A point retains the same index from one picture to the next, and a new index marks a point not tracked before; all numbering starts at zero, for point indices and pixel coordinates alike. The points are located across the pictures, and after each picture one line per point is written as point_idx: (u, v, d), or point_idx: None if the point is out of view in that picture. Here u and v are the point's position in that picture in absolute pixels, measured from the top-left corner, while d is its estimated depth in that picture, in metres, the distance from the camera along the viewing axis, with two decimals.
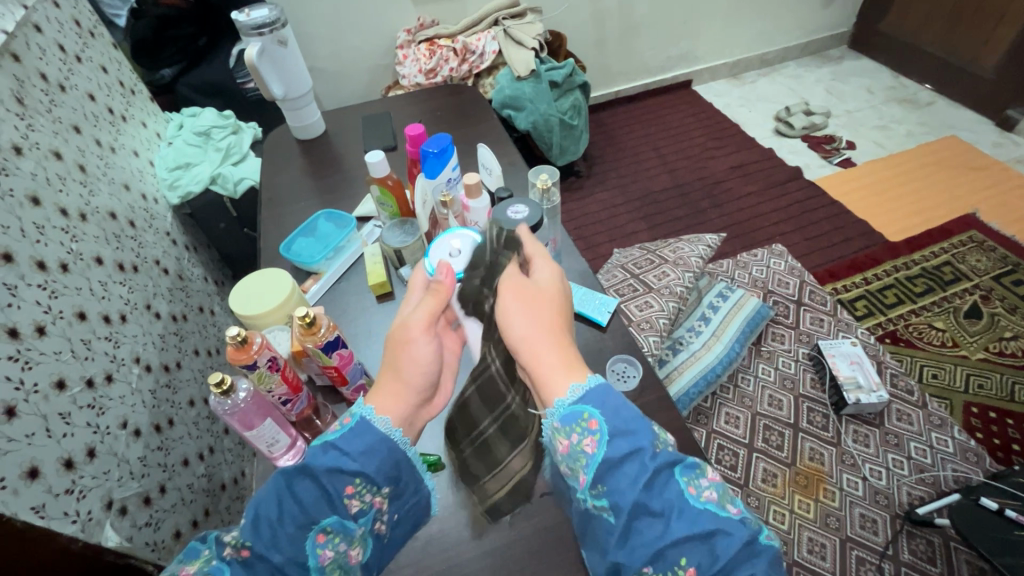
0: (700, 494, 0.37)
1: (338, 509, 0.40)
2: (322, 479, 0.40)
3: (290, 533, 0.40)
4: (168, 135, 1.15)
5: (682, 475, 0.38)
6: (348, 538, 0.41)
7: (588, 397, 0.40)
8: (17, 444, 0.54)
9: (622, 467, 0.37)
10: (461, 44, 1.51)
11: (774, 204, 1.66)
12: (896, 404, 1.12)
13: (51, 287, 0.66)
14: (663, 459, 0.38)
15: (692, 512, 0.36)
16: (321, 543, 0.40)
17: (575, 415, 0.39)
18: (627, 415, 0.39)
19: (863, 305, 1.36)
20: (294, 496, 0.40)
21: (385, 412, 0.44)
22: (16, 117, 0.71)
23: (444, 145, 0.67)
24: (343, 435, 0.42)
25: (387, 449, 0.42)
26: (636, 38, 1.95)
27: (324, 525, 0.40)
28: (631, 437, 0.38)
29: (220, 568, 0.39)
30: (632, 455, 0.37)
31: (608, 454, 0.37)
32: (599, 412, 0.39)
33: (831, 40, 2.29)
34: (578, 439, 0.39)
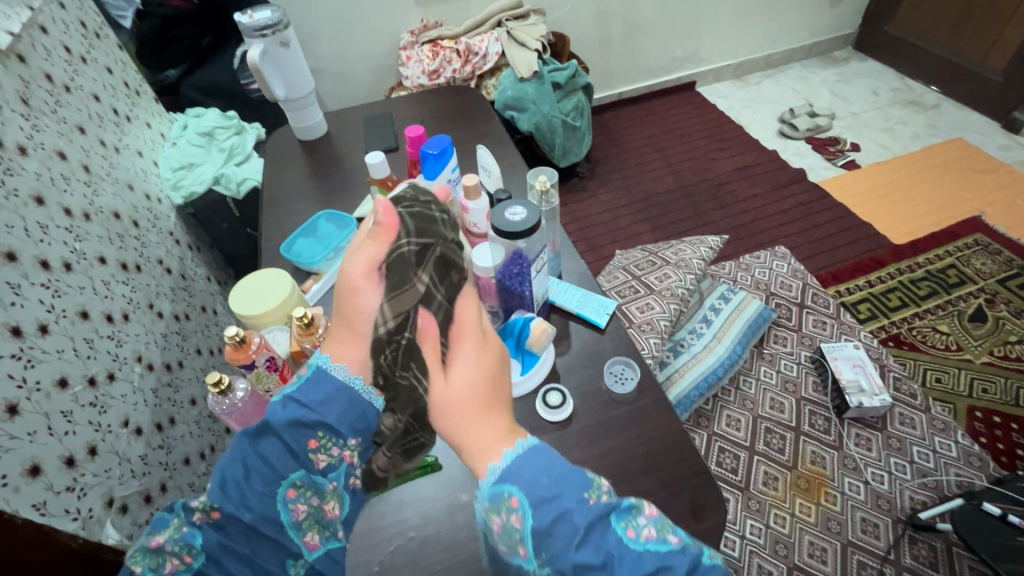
0: (639, 534, 0.35)
1: (305, 463, 0.42)
2: (283, 436, 0.41)
3: (258, 490, 0.42)
4: (172, 135, 1.16)
5: (618, 521, 0.36)
6: (319, 492, 0.44)
7: (509, 472, 0.35)
8: (18, 441, 0.54)
9: (552, 535, 0.33)
10: (464, 45, 1.51)
11: (777, 206, 1.65)
12: (899, 408, 1.11)
13: (54, 286, 0.66)
14: (595, 509, 0.34)
15: (633, 557, 0.34)
16: (293, 499, 0.43)
17: (498, 493, 0.35)
18: (552, 476, 0.35)
19: (866, 308, 1.35)
20: (258, 453, 0.41)
21: (342, 359, 0.43)
22: (22, 117, 0.71)
23: (444, 146, 0.68)
24: (301, 387, 0.42)
25: (347, 398, 0.42)
26: (640, 39, 1.95)
27: (293, 480, 0.43)
28: (556, 499, 0.34)
29: (192, 533, 0.42)
30: (559, 521, 0.34)
31: (536, 525, 0.34)
32: (517, 485, 0.35)
33: (836, 41, 2.28)
34: (504, 518, 0.35)
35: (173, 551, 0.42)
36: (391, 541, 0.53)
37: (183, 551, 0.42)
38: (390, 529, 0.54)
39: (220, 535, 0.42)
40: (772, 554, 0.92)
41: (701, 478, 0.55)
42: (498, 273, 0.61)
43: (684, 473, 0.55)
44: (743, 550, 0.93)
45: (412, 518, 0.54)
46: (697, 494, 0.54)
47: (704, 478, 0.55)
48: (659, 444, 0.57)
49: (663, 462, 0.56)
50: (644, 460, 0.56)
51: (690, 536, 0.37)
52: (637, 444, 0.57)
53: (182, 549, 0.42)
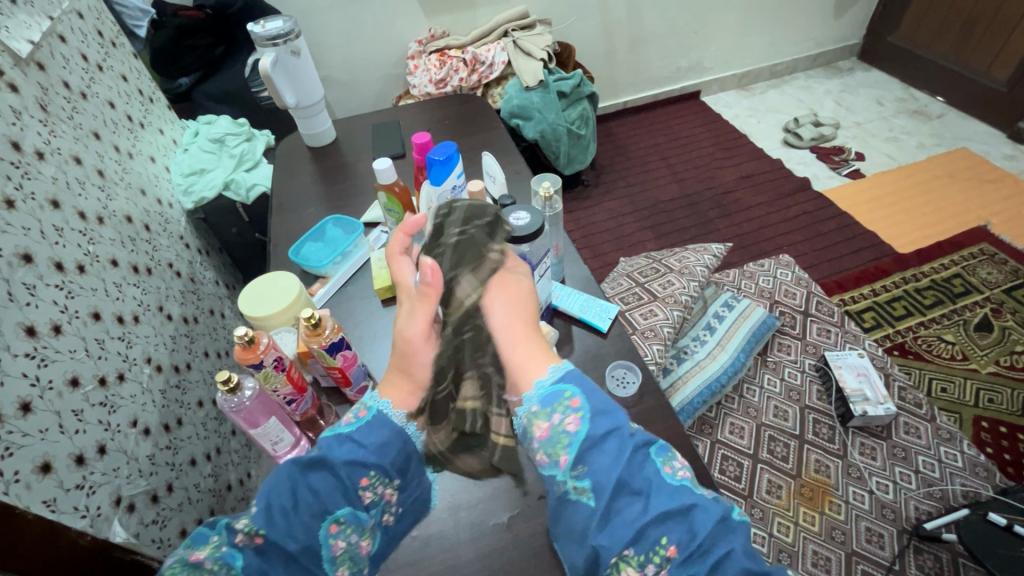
0: (675, 472, 0.44)
1: (353, 499, 0.45)
2: (340, 471, 0.45)
3: (305, 521, 0.43)
4: (184, 142, 1.18)
5: (658, 456, 0.44)
6: (359, 528, 0.46)
7: (566, 379, 0.47)
8: (30, 439, 0.55)
9: (602, 444, 0.43)
10: (471, 54, 1.54)
11: (782, 214, 1.66)
12: (904, 417, 1.10)
13: (68, 288, 0.68)
14: (640, 438, 0.44)
15: (670, 488, 0.42)
16: (334, 534, 0.44)
17: (560, 392, 0.46)
18: (603, 400, 0.46)
19: (870, 317, 1.35)
20: (310, 485, 0.45)
21: (399, 407, 0.51)
22: (40, 123, 0.73)
23: (450, 152, 0.68)
24: (362, 430, 0.48)
25: (398, 444, 0.49)
26: (646, 49, 1.97)
27: (337, 515, 0.45)
28: (609, 417, 0.45)
29: (233, 554, 0.41)
30: (612, 433, 0.44)
31: (589, 431, 0.44)
32: (580, 391, 0.46)
33: (840, 52, 2.29)
34: (562, 418, 0.45)
35: (211, 568, 0.41)
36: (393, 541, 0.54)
37: (223, 570, 0.41)
38: None
39: (259, 561, 0.42)
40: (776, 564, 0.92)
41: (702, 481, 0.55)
42: None
43: None
44: None
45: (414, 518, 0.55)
46: None
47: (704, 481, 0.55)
48: None
49: None
50: None
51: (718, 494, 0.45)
52: None
53: (222, 567, 0.41)
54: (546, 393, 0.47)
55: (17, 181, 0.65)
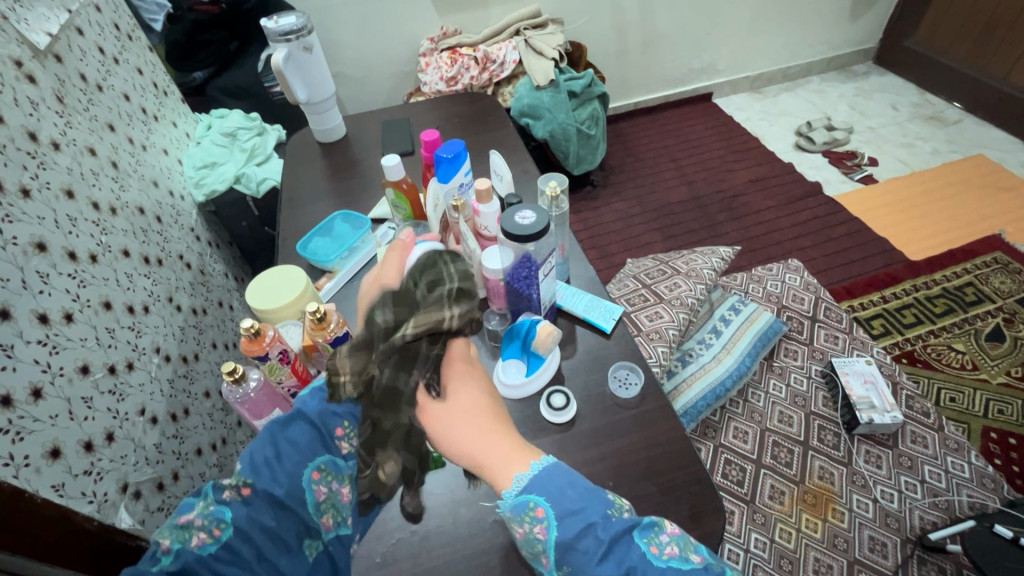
0: (662, 551, 0.39)
1: (331, 447, 0.49)
2: (315, 421, 0.49)
3: (289, 469, 0.47)
4: (197, 135, 1.19)
5: (641, 537, 0.39)
6: (338, 477, 0.50)
7: (532, 484, 0.39)
8: (41, 424, 0.56)
9: (577, 544, 0.38)
10: (482, 52, 1.54)
11: (792, 219, 1.65)
12: (910, 426, 1.09)
13: (80, 277, 0.69)
14: (618, 525, 0.39)
15: (655, 572, 0.37)
16: (316, 480, 0.48)
17: (523, 504, 0.39)
18: (574, 495, 0.39)
19: (879, 324, 1.34)
20: (289, 438, 0.48)
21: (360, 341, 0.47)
22: (56, 115, 0.74)
23: (458, 150, 0.68)
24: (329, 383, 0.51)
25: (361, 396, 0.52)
26: (658, 50, 1.96)
27: (319, 463, 0.48)
28: (581, 513, 0.39)
29: (222, 509, 0.43)
30: (585, 532, 0.38)
31: (560, 535, 0.38)
32: (545, 498, 0.39)
33: (855, 55, 2.26)
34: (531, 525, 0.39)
35: (203, 524, 0.42)
36: (393, 535, 0.54)
37: (213, 526, 0.42)
38: (391, 524, 0.54)
39: (248, 511, 0.44)
40: (776, 569, 0.91)
41: (703, 486, 0.55)
42: (507, 275, 0.62)
43: (684, 481, 0.55)
44: (747, 564, 0.92)
45: (414, 513, 0.55)
46: (697, 502, 0.54)
47: (704, 486, 0.55)
48: (661, 451, 0.58)
49: (664, 469, 0.56)
50: (646, 465, 0.56)
51: (712, 557, 0.40)
52: (639, 450, 0.58)
53: (212, 523, 0.42)
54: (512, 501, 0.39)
55: (32, 171, 0.66)
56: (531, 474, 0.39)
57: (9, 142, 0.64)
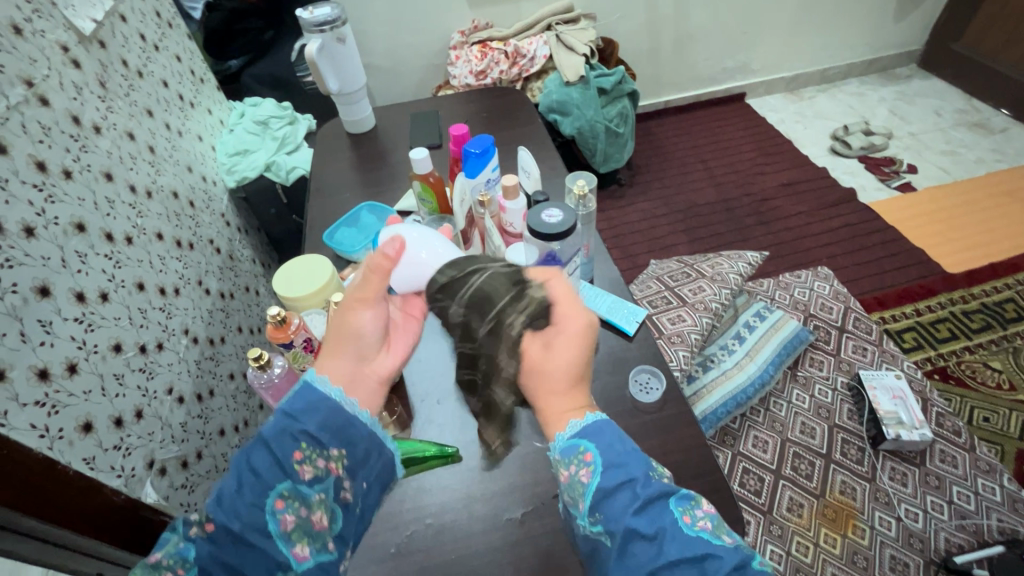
0: (695, 522, 0.39)
1: (290, 472, 0.40)
2: (268, 443, 0.41)
3: (245, 501, 0.39)
4: (230, 123, 1.22)
5: (676, 506, 0.39)
6: (309, 503, 0.40)
7: (585, 430, 0.41)
8: (75, 398, 0.58)
9: (614, 494, 0.38)
10: (513, 47, 1.53)
11: (823, 225, 1.60)
12: (939, 444, 1.06)
13: (116, 258, 0.71)
14: (656, 487, 0.39)
15: (685, 538, 0.37)
16: (281, 510, 0.39)
17: (573, 446, 0.41)
18: (619, 449, 0.40)
19: (911, 337, 1.29)
20: (246, 464, 0.40)
21: (325, 370, 0.45)
22: (99, 99, 0.77)
23: (486, 145, 0.68)
24: (287, 399, 0.43)
25: (332, 406, 0.43)
26: (691, 47, 1.92)
27: (280, 490, 0.39)
28: (624, 467, 0.39)
29: (186, 547, 0.40)
30: (624, 485, 0.39)
31: (602, 483, 0.39)
32: (593, 444, 0.40)
33: (898, 58, 2.18)
34: (575, 469, 0.40)
35: (168, 565, 0.40)
36: (408, 526, 0.54)
37: (178, 565, 0.40)
38: (406, 516, 0.55)
39: (210, 549, 0.39)
40: None
41: (721, 494, 0.54)
42: None
43: (703, 490, 0.54)
44: None
45: (429, 506, 0.55)
46: (715, 511, 0.53)
47: (723, 495, 0.54)
48: (680, 457, 0.57)
49: (683, 476, 0.55)
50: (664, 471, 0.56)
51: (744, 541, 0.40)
52: (658, 455, 0.57)
53: (176, 562, 0.40)
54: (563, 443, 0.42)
55: (74, 154, 0.68)
56: (585, 422, 0.42)
57: (54, 125, 0.66)
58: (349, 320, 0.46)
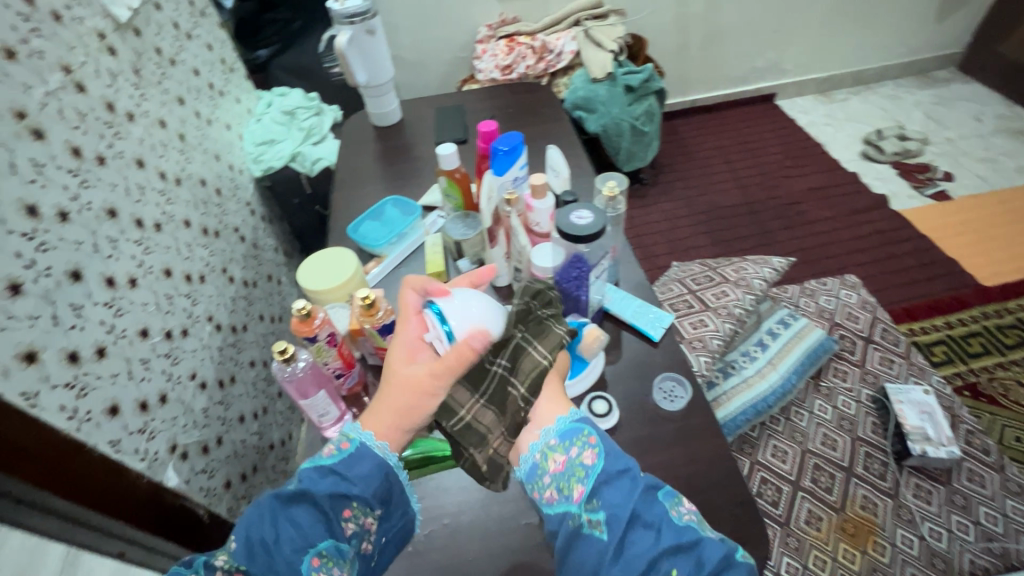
0: (682, 514, 0.41)
1: (335, 531, 0.41)
2: (321, 502, 0.41)
3: (286, 556, 0.39)
4: (258, 112, 1.22)
5: (665, 498, 0.41)
6: (342, 563, 0.40)
7: (584, 420, 0.44)
8: (102, 381, 0.59)
9: (617, 479, 0.40)
10: (540, 42, 1.51)
11: (852, 231, 1.56)
12: (967, 462, 1.03)
13: (145, 244, 0.72)
14: (649, 479, 0.42)
15: (678, 526, 0.39)
16: (315, 568, 0.39)
17: (575, 430, 0.43)
18: (615, 443, 0.44)
19: (941, 351, 1.26)
20: (291, 517, 0.41)
21: (384, 437, 0.44)
22: (133, 87, 0.78)
23: (515, 143, 0.68)
24: (341, 459, 0.43)
25: (384, 473, 0.43)
26: (721, 46, 1.88)
27: (319, 548, 0.40)
28: (621, 458, 0.42)
29: None
30: (623, 472, 0.41)
31: (605, 466, 0.41)
32: (596, 431, 0.43)
33: (937, 61, 2.11)
34: (578, 451, 0.42)
35: None
36: (426, 526, 0.54)
37: None
38: (425, 515, 0.55)
39: None
40: None
41: (746, 508, 0.53)
42: (557, 275, 0.60)
43: (727, 503, 0.53)
44: None
45: (446, 506, 0.55)
46: (739, 526, 0.52)
47: (747, 509, 0.53)
48: (705, 468, 0.56)
49: (707, 488, 0.54)
50: (687, 482, 0.55)
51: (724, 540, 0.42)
52: (681, 464, 0.56)
53: None
54: (565, 428, 0.43)
55: (108, 140, 0.69)
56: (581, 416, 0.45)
57: (89, 111, 0.67)
58: (416, 399, 0.43)
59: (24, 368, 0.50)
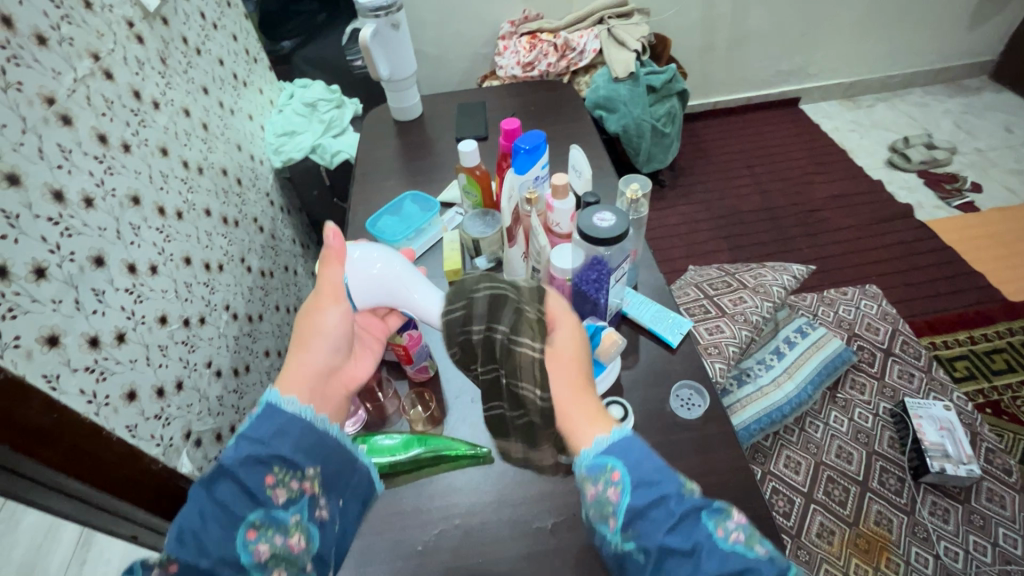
0: (729, 535, 0.37)
1: (264, 499, 0.39)
2: (237, 473, 0.39)
3: (217, 534, 0.38)
4: (279, 103, 1.23)
5: (709, 518, 0.38)
6: (284, 528, 0.39)
7: (611, 449, 0.40)
8: (121, 367, 0.60)
9: (649, 513, 0.37)
10: (562, 39, 1.50)
11: (874, 241, 1.53)
12: (987, 481, 1.00)
13: (167, 232, 0.73)
14: (689, 502, 0.38)
15: (722, 554, 0.36)
16: (254, 539, 0.39)
17: (600, 464, 0.40)
18: (649, 466, 0.39)
19: (963, 366, 1.23)
20: (213, 498, 0.39)
21: (292, 391, 0.44)
22: (159, 75, 0.78)
23: (537, 142, 0.67)
24: (252, 425, 0.42)
25: (302, 425, 0.43)
26: (746, 48, 1.85)
27: (253, 519, 0.39)
28: (656, 484, 0.38)
29: None
30: (658, 502, 0.37)
31: (633, 502, 0.38)
32: (621, 461, 0.39)
33: (969, 68, 2.05)
34: (602, 488, 0.39)
35: None
36: (437, 525, 0.54)
37: None
38: (436, 515, 0.54)
39: None
40: None
41: (763, 522, 0.52)
42: (575, 277, 0.60)
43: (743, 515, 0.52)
44: None
45: (458, 506, 0.55)
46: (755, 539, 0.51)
47: (763, 523, 0.52)
48: (722, 479, 0.55)
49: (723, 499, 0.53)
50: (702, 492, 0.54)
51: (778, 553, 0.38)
52: (697, 474, 0.55)
53: None
54: (589, 460, 0.40)
55: (133, 128, 0.70)
56: (612, 439, 0.41)
57: (117, 99, 0.67)
58: (314, 325, 0.47)
59: (46, 351, 0.51)
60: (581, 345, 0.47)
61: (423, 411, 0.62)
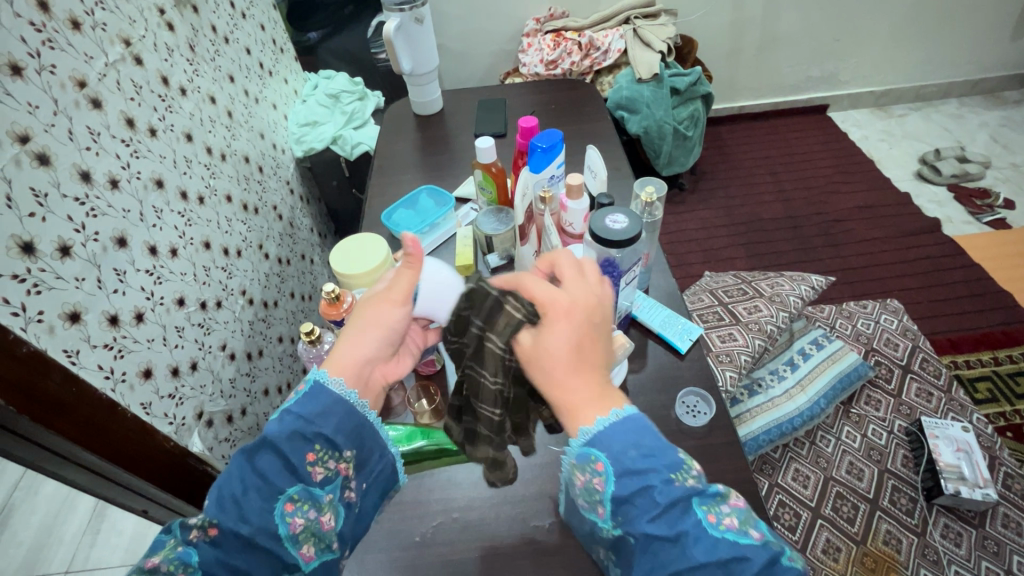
0: (721, 522, 0.37)
1: (303, 476, 0.42)
2: (281, 449, 0.41)
3: (256, 505, 0.41)
4: (304, 94, 1.25)
5: (700, 505, 0.38)
6: (317, 504, 0.42)
7: (597, 437, 0.39)
8: (139, 345, 0.62)
9: (631, 502, 0.38)
10: (587, 38, 1.49)
11: (899, 254, 1.49)
12: (1003, 507, 0.98)
13: (188, 216, 0.74)
14: (678, 491, 0.37)
15: (709, 541, 0.36)
16: (290, 512, 0.42)
17: (585, 453, 0.39)
18: (636, 454, 0.38)
19: (984, 388, 1.19)
20: (256, 469, 0.42)
21: (339, 375, 0.45)
22: (187, 62, 0.80)
23: (555, 141, 0.65)
24: (299, 400, 0.43)
25: (344, 410, 0.44)
26: (775, 52, 1.82)
27: (290, 493, 0.42)
28: (641, 473, 0.38)
29: (188, 552, 0.40)
30: (641, 492, 0.37)
31: (616, 492, 0.38)
32: (604, 451, 0.39)
33: (1007, 80, 1.99)
34: (586, 476, 0.40)
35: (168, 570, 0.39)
36: (435, 518, 0.54)
37: (180, 568, 0.40)
38: (435, 508, 0.55)
39: (216, 554, 0.40)
40: None
41: None
42: None
43: None
44: None
45: (457, 501, 0.55)
46: None
47: None
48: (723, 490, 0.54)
49: None
50: None
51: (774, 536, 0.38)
52: None
53: (178, 567, 0.39)
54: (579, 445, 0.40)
55: (160, 113, 0.72)
56: (599, 428, 0.39)
57: (145, 84, 0.69)
58: (376, 315, 0.46)
59: (68, 326, 0.53)
60: (588, 315, 0.42)
61: (427, 404, 0.63)
